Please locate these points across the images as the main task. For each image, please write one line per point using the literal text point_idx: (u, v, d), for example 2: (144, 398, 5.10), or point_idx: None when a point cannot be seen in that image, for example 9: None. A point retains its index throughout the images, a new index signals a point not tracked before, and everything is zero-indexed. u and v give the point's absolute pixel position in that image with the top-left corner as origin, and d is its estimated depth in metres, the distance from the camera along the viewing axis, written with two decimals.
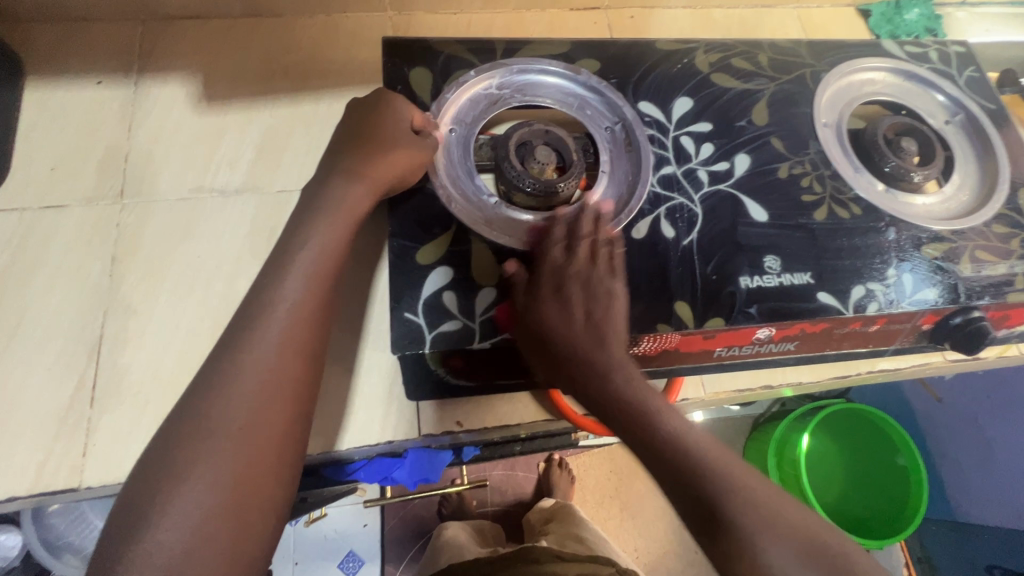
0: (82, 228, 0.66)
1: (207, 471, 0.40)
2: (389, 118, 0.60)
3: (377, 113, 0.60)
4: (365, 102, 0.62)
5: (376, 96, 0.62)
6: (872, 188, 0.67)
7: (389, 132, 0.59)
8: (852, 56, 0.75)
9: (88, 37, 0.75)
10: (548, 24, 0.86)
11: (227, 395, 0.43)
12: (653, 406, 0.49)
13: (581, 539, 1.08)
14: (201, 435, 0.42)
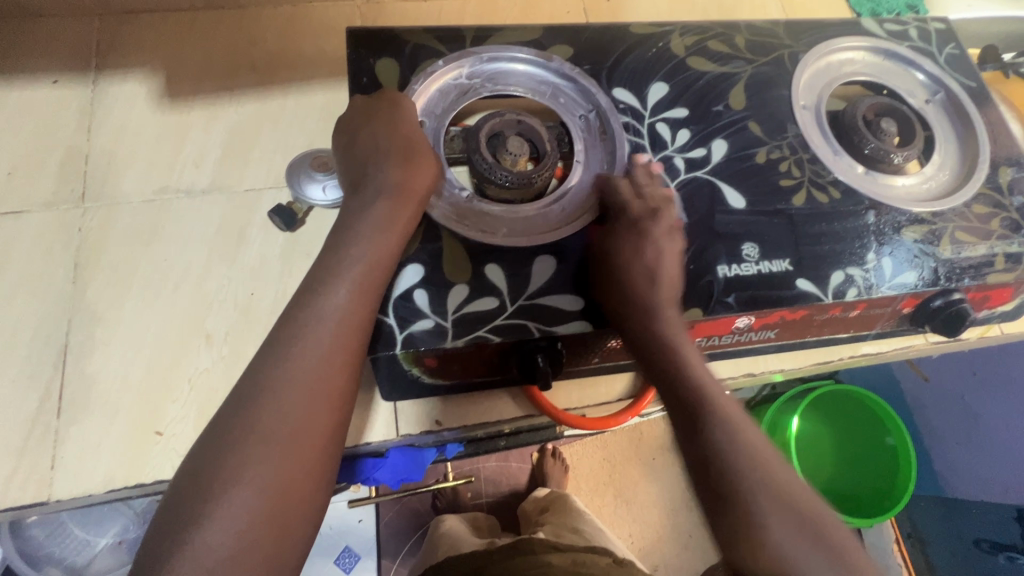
0: (43, 234, 0.64)
1: (242, 474, 0.40)
2: (404, 133, 0.57)
3: (385, 121, 0.57)
4: (363, 112, 0.59)
5: (377, 103, 0.59)
6: (852, 171, 0.66)
7: (402, 149, 0.56)
8: (831, 36, 0.74)
9: (42, 34, 0.72)
10: (522, 10, 0.84)
11: (261, 397, 0.43)
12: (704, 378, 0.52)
13: (579, 530, 1.08)
14: (241, 437, 0.41)
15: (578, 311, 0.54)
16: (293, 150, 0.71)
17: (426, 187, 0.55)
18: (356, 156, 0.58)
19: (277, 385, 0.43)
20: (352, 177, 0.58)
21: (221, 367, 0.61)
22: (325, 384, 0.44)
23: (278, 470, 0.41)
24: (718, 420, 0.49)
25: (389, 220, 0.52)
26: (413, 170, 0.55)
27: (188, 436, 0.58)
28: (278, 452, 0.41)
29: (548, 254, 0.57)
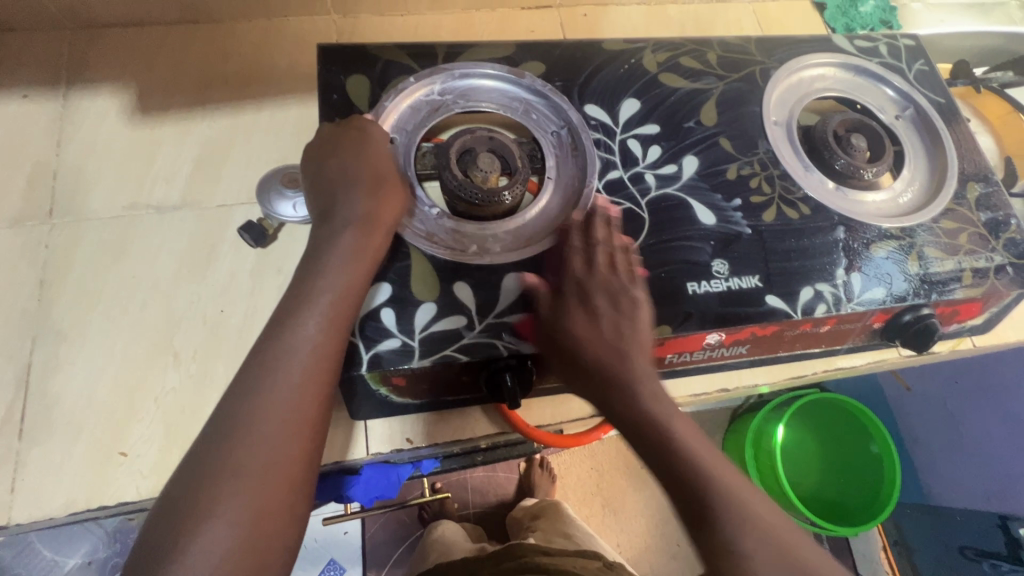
0: (8, 252, 0.63)
1: (207, 503, 0.39)
2: (374, 163, 0.57)
3: (357, 150, 0.57)
4: (333, 141, 0.58)
5: (347, 130, 0.59)
6: (822, 187, 0.67)
7: (376, 178, 0.56)
8: (801, 52, 0.75)
9: (11, 49, 0.71)
10: (498, 25, 0.84)
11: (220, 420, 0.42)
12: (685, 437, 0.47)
13: (569, 536, 1.08)
14: (207, 467, 0.40)
15: (548, 328, 0.54)
16: (266, 165, 0.71)
17: (396, 222, 0.55)
18: (325, 185, 0.57)
19: (244, 413, 0.43)
20: (319, 204, 0.56)
21: (189, 384, 0.60)
22: (294, 411, 0.43)
23: (248, 501, 0.40)
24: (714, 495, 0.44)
25: (354, 244, 0.52)
26: (384, 201, 0.55)
27: (153, 456, 0.57)
28: (250, 483, 0.40)
29: (517, 271, 0.57)
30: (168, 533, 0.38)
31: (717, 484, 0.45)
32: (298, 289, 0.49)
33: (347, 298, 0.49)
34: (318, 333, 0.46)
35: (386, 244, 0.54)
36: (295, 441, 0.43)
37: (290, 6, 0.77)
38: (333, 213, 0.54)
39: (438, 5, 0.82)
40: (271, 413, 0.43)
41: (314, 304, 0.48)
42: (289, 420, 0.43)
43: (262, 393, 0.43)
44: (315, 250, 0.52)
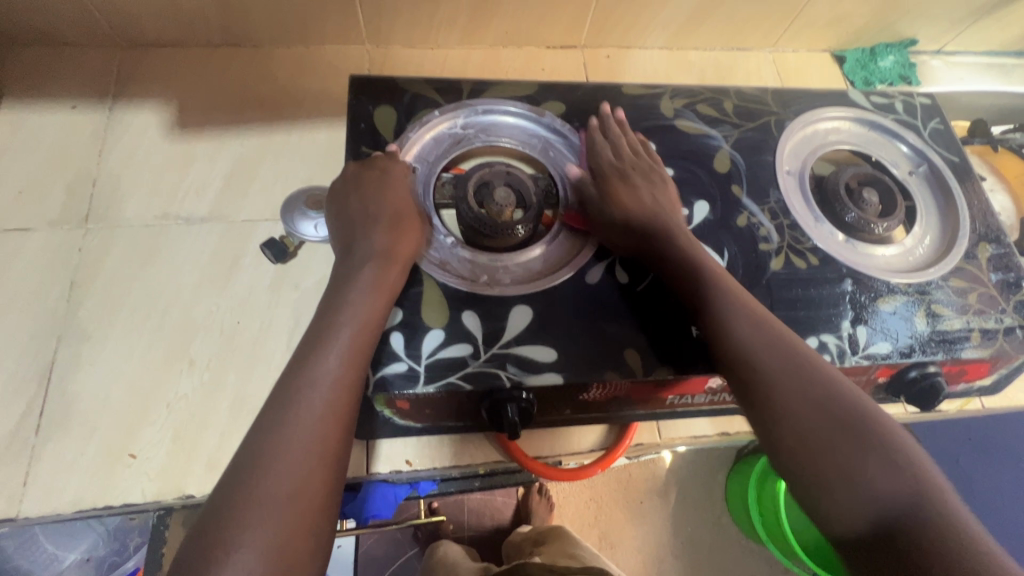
0: (44, 253, 0.66)
1: (226, 518, 0.39)
2: (393, 198, 0.59)
3: (379, 188, 0.59)
4: (357, 178, 0.60)
5: (369, 170, 0.61)
6: (832, 239, 0.68)
7: (397, 211, 0.59)
8: (817, 105, 0.77)
9: (66, 62, 0.76)
10: (524, 62, 0.87)
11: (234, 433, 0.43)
12: (755, 342, 0.51)
13: (574, 555, 1.07)
14: (226, 483, 0.42)
15: (551, 362, 0.55)
16: (291, 184, 0.74)
17: (413, 255, 0.58)
18: (348, 219, 0.59)
19: (267, 430, 0.44)
20: (342, 235, 0.59)
21: (202, 391, 0.62)
22: (318, 430, 0.44)
23: (272, 520, 0.40)
24: (766, 382, 0.49)
25: (372, 276, 0.54)
26: (401, 235, 0.57)
27: (161, 460, 0.58)
28: (276, 502, 0.40)
29: (525, 304, 0.58)
30: (190, 551, 0.38)
31: (819, 395, 0.47)
32: (319, 311, 0.51)
33: (367, 320, 0.51)
34: (338, 354, 0.48)
35: (403, 278, 0.56)
36: (319, 460, 0.43)
37: (328, 35, 0.81)
38: (353, 244, 0.57)
39: (467, 40, 0.85)
40: (295, 431, 0.44)
41: (331, 327, 0.50)
42: (309, 438, 0.43)
43: (289, 412, 0.44)
44: (337, 277, 0.54)
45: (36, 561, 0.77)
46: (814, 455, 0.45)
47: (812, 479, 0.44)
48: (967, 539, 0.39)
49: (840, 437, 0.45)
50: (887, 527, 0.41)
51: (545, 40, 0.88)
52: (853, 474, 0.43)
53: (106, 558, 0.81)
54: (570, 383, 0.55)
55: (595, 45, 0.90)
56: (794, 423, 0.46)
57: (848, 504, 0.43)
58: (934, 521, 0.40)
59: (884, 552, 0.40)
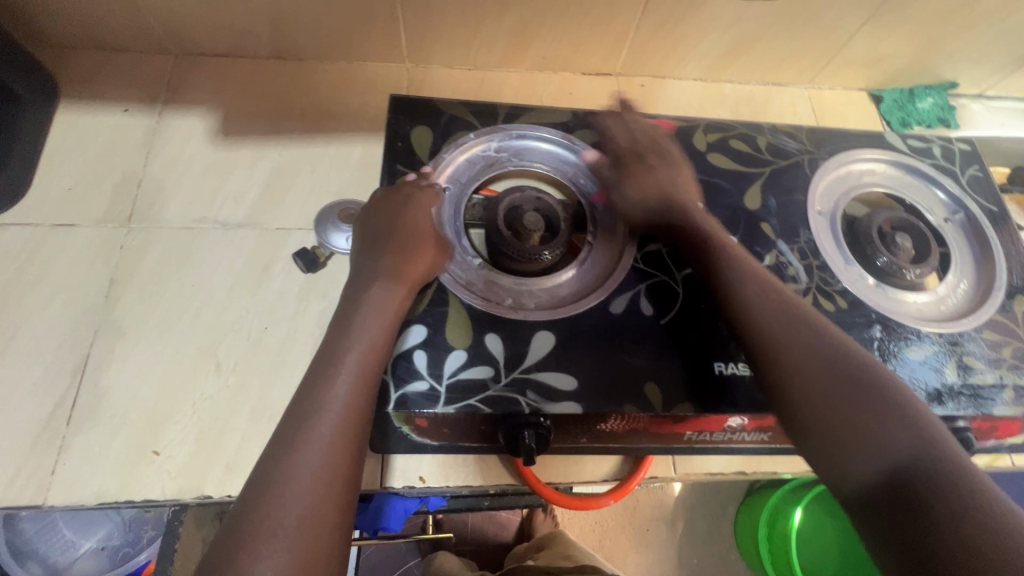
0: (87, 249, 0.69)
1: (251, 526, 0.40)
2: (418, 220, 0.61)
3: (401, 211, 0.61)
4: (383, 202, 0.62)
5: (396, 193, 0.62)
6: (862, 282, 0.67)
7: (417, 233, 0.60)
8: (851, 146, 0.77)
9: (121, 67, 0.80)
10: (559, 87, 0.89)
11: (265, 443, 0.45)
12: (779, 305, 0.55)
13: (570, 557, 1.08)
14: (249, 490, 0.43)
15: (570, 390, 0.55)
16: (325, 195, 0.75)
17: (426, 275, 0.59)
18: (365, 239, 0.61)
19: (290, 441, 0.45)
20: (359, 251, 0.60)
21: (228, 393, 0.63)
22: (338, 443, 0.46)
23: (292, 528, 0.41)
24: (784, 343, 0.52)
25: (380, 296, 0.55)
26: (412, 257, 0.58)
27: (184, 458, 0.60)
28: (295, 510, 0.42)
29: (548, 330, 0.59)
30: (211, 555, 0.39)
31: (834, 358, 0.50)
32: (348, 325, 0.53)
33: (387, 339, 0.53)
34: (360, 370, 0.50)
35: (408, 300, 0.57)
36: (337, 472, 0.44)
37: (370, 52, 0.83)
38: (376, 259, 0.58)
39: (504, 63, 0.87)
40: (316, 444, 0.45)
41: (358, 345, 0.51)
42: (331, 451, 0.45)
43: (311, 425, 0.46)
44: (354, 292, 0.56)
45: (52, 545, 0.80)
46: (835, 410, 0.47)
47: (829, 430, 0.47)
48: (976, 492, 0.40)
49: (840, 393, 0.48)
50: (898, 478, 0.42)
51: (581, 66, 0.89)
52: (875, 427, 0.45)
53: (119, 548, 0.82)
54: (589, 413, 0.54)
55: (630, 73, 0.92)
56: (814, 386, 0.49)
57: (863, 456, 0.44)
58: (947, 478, 0.41)
59: (888, 499, 0.41)
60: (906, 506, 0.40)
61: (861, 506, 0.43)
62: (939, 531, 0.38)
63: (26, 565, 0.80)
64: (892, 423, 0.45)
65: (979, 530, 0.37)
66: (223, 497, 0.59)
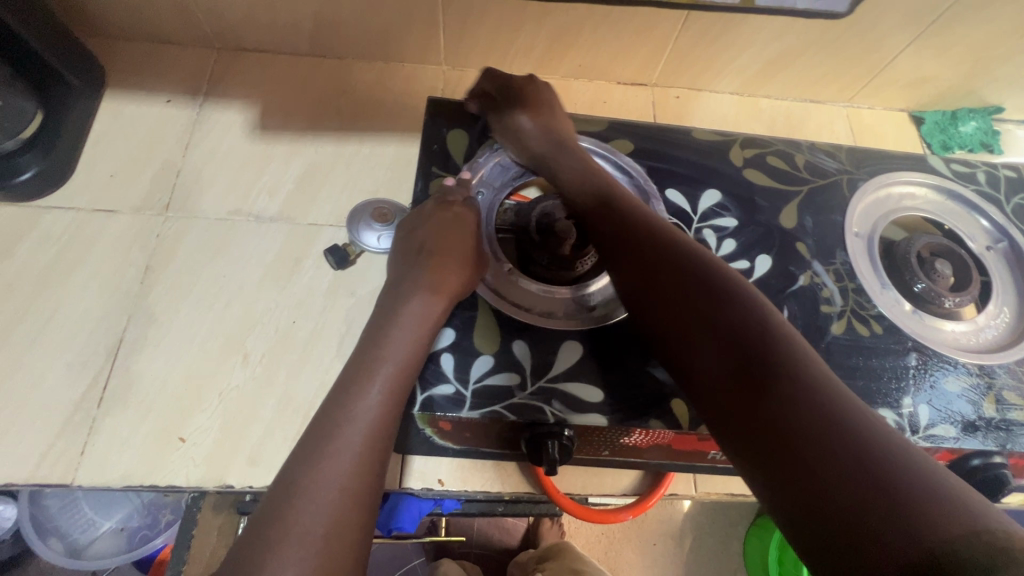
0: (125, 235, 0.71)
1: (287, 523, 0.41)
2: (460, 230, 0.61)
3: (444, 220, 0.61)
4: (427, 211, 0.62)
5: (441, 201, 0.63)
6: (898, 307, 0.65)
7: (458, 244, 0.60)
8: (892, 169, 0.75)
9: (166, 58, 0.82)
10: (593, 95, 0.89)
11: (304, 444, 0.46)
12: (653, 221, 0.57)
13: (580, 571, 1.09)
14: (279, 485, 0.43)
15: (597, 402, 0.54)
16: (358, 193, 0.76)
17: (464, 287, 0.58)
18: (409, 248, 0.62)
19: (319, 439, 0.45)
20: (400, 262, 0.61)
21: (254, 384, 0.64)
22: (366, 443, 0.46)
23: (324, 528, 0.41)
24: (655, 259, 0.53)
25: (420, 307, 0.55)
26: (453, 268, 0.58)
27: (208, 447, 0.61)
28: (322, 508, 0.42)
29: (576, 340, 0.58)
30: (244, 549, 0.40)
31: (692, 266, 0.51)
32: (381, 328, 0.54)
33: (417, 342, 0.53)
34: (387, 372, 0.50)
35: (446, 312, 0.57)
36: (363, 473, 0.45)
37: (408, 54, 0.84)
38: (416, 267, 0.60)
39: (541, 70, 0.88)
40: (344, 444, 0.45)
41: (389, 346, 0.52)
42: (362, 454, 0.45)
43: (339, 424, 0.46)
44: (393, 300, 0.56)
45: (74, 523, 0.81)
46: (704, 332, 0.46)
47: (690, 342, 0.47)
48: (832, 392, 0.39)
49: (701, 316, 0.47)
50: (760, 389, 0.41)
51: (617, 75, 0.89)
52: (719, 331, 0.46)
53: (138, 530, 0.83)
54: (614, 426, 0.54)
55: (665, 84, 0.91)
56: (675, 296, 0.50)
57: (730, 372, 0.43)
58: (806, 380, 0.40)
59: (755, 411, 0.40)
60: (754, 399, 0.41)
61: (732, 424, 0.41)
62: (804, 435, 0.37)
63: (47, 540, 0.81)
64: (737, 321, 0.45)
65: (840, 427, 0.36)
66: (245, 487, 0.59)
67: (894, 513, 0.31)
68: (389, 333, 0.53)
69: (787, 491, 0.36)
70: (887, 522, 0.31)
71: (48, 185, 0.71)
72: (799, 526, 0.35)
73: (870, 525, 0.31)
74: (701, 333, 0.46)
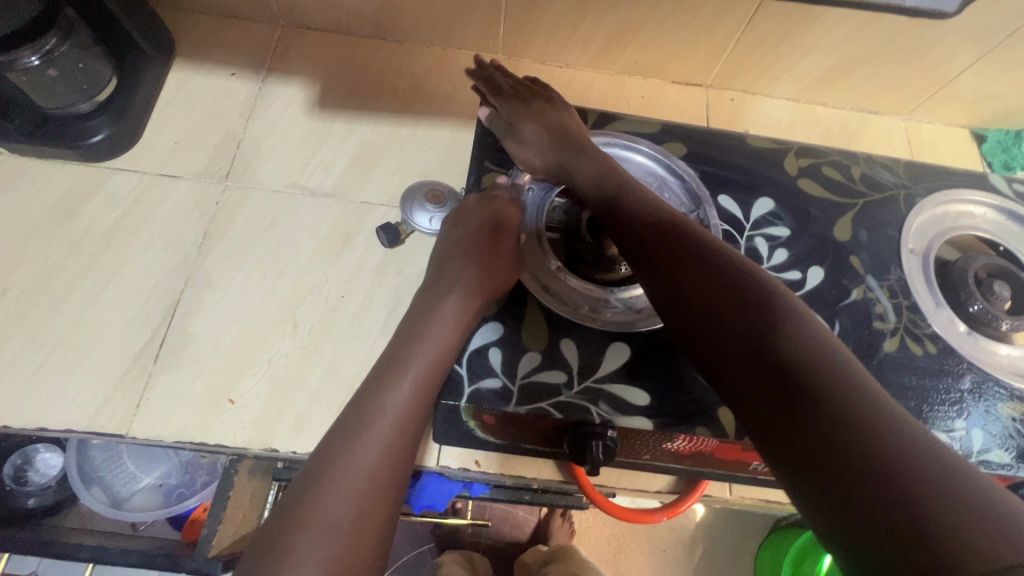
0: (186, 200, 0.73)
1: (321, 501, 0.43)
2: (499, 236, 0.63)
3: (485, 227, 0.63)
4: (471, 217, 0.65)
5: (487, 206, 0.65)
6: (952, 328, 0.63)
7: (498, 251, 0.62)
8: (953, 186, 0.73)
9: (232, 32, 0.84)
10: (646, 93, 0.89)
11: (343, 427, 0.48)
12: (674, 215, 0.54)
13: None
14: (318, 465, 0.45)
15: (642, 406, 0.54)
16: (410, 176, 0.77)
17: (500, 289, 0.59)
18: (452, 252, 0.64)
19: (358, 424, 0.48)
20: (445, 262, 0.64)
21: (301, 353, 0.66)
22: (399, 432, 0.48)
23: (353, 509, 0.43)
24: (670, 248, 0.51)
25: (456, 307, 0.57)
26: (492, 273, 0.60)
27: (255, 410, 0.62)
28: (348, 497, 0.44)
29: (623, 342, 0.58)
30: (280, 521, 0.42)
31: (712, 260, 0.48)
32: (419, 323, 0.56)
33: (455, 336, 0.55)
34: (418, 368, 0.52)
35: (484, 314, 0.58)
36: (391, 463, 0.47)
37: (466, 41, 0.85)
38: (457, 265, 0.62)
39: (596, 64, 0.88)
40: (372, 434, 0.47)
41: (428, 341, 0.54)
42: (396, 442, 0.47)
43: (370, 414, 0.48)
44: (435, 299, 0.59)
45: (117, 475, 0.84)
46: (733, 335, 0.43)
47: (719, 337, 0.44)
48: (878, 405, 0.35)
49: (730, 315, 0.44)
50: (796, 396, 0.37)
51: (672, 74, 0.89)
52: (748, 330, 0.43)
53: (174, 489, 0.86)
54: (658, 431, 0.54)
55: (721, 86, 0.90)
56: (698, 290, 0.47)
57: (765, 377, 0.40)
58: (843, 381, 0.37)
59: (793, 419, 0.37)
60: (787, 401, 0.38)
61: (765, 430, 0.38)
62: (847, 445, 0.33)
63: (91, 489, 0.84)
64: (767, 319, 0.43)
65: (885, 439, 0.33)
66: (289, 452, 0.61)
67: (951, 537, 0.27)
68: (428, 328, 0.56)
69: (821, 498, 0.33)
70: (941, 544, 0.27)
71: (118, 147, 0.74)
72: (836, 540, 0.31)
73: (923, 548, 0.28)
74: (730, 329, 0.44)
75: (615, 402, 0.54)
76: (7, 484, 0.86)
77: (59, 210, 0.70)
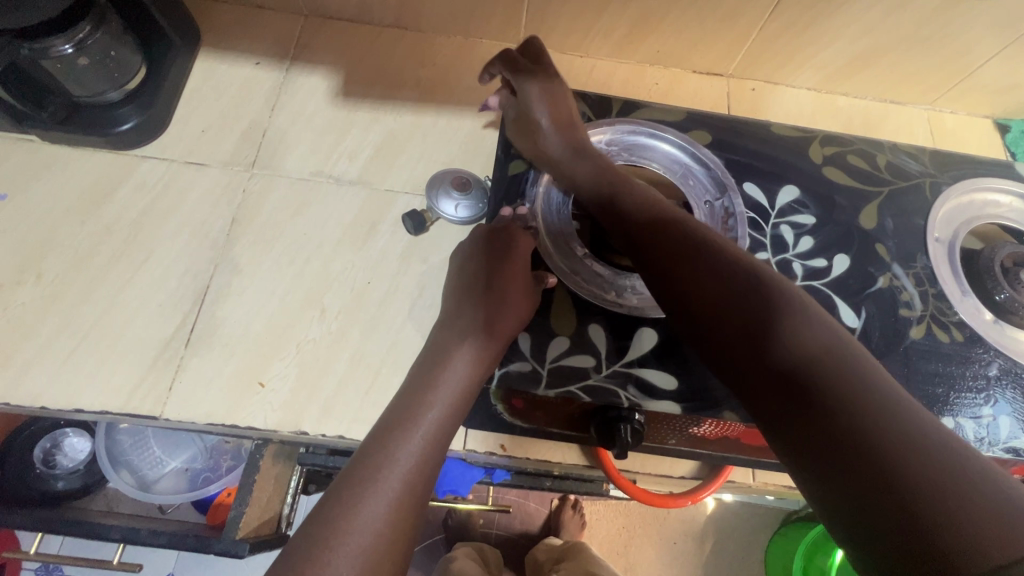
0: (214, 188, 0.74)
1: (377, 472, 0.44)
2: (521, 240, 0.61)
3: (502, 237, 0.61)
4: (490, 232, 0.63)
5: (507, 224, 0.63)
6: (979, 316, 0.63)
7: (523, 250, 0.60)
8: (978, 175, 0.73)
9: (256, 22, 0.84)
10: (667, 83, 0.89)
11: (401, 406, 0.50)
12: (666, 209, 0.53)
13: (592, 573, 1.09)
14: (375, 438, 0.47)
15: (670, 390, 0.55)
16: (434, 164, 0.78)
17: (530, 286, 0.58)
18: (475, 254, 0.62)
19: (414, 404, 0.49)
20: (472, 249, 0.63)
21: (328, 338, 0.66)
22: (449, 416, 0.50)
23: (403, 485, 0.44)
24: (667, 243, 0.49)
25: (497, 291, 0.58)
26: (519, 270, 0.59)
27: (285, 393, 0.63)
28: (354, 561, 0.39)
29: (651, 327, 0.59)
30: (341, 485, 0.43)
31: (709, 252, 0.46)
32: (431, 369, 0.53)
33: (471, 381, 0.52)
34: (431, 422, 0.48)
35: (526, 310, 0.57)
36: (400, 527, 0.42)
37: (488, 31, 0.85)
38: (470, 307, 0.58)
39: (618, 53, 0.88)
40: (383, 490, 0.43)
41: (472, 328, 0.56)
42: (446, 423, 0.49)
43: (377, 471, 0.44)
44: (474, 285, 0.60)
45: (144, 459, 0.87)
46: (731, 325, 0.42)
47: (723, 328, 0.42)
48: (889, 396, 0.35)
49: (732, 305, 0.42)
50: (806, 391, 0.36)
51: (693, 64, 0.89)
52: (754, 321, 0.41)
53: (201, 471, 0.89)
54: (686, 415, 0.54)
55: (742, 76, 0.90)
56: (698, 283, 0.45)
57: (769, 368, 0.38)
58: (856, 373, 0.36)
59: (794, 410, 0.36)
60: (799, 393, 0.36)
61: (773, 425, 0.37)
62: (847, 433, 0.33)
63: (119, 473, 0.87)
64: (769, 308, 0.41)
65: (897, 435, 0.32)
66: (319, 435, 0.62)
67: (964, 532, 0.28)
68: (471, 317, 0.57)
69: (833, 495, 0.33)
70: (956, 542, 0.28)
71: (146, 136, 0.75)
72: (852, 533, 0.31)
73: (937, 543, 0.28)
74: (732, 322, 0.42)
75: (644, 388, 0.55)
76: (39, 467, 0.91)
77: (89, 197, 0.72)
